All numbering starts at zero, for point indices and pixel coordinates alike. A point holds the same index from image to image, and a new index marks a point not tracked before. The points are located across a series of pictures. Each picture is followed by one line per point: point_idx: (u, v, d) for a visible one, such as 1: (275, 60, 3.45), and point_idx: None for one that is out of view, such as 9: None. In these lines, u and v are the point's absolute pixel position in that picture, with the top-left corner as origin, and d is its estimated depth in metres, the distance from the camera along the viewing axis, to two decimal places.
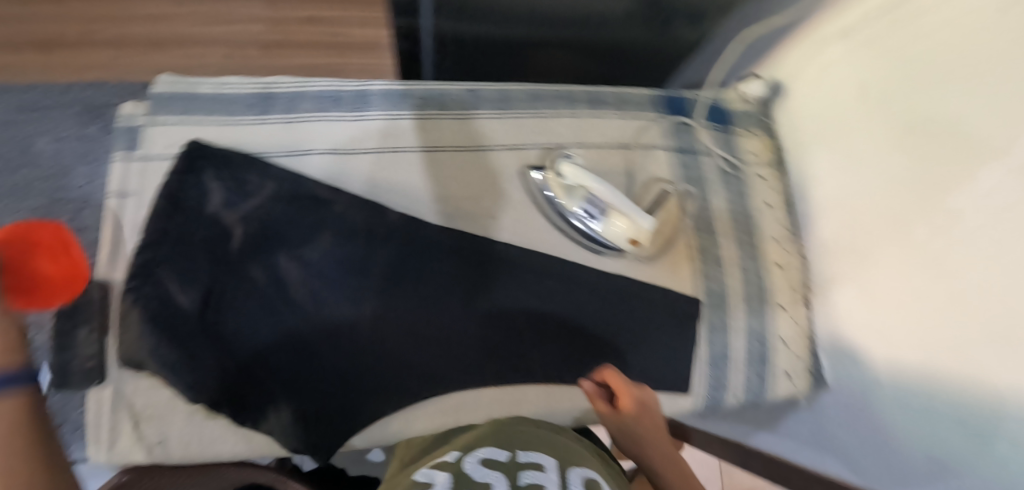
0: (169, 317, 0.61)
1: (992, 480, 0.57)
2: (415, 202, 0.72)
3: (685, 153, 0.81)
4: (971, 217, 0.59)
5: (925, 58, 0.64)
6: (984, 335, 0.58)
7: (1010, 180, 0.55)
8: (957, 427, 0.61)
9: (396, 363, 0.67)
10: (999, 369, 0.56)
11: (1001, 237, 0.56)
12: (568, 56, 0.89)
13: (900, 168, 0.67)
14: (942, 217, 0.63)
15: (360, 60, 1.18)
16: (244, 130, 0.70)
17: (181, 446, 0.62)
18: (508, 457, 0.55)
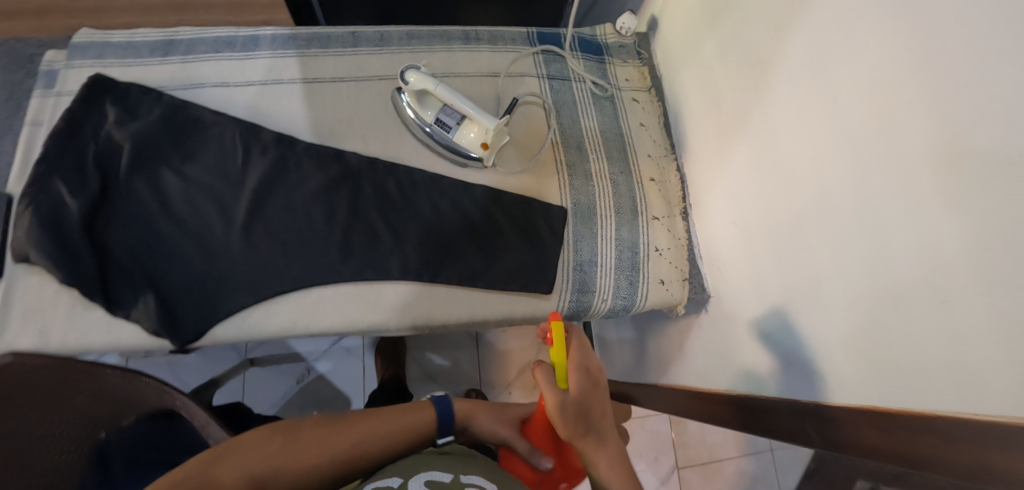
0: (54, 216, 0.67)
1: (840, 349, 0.57)
2: (292, 123, 0.78)
3: (555, 80, 0.86)
4: (789, 100, 0.61)
5: None
6: (813, 210, 0.59)
7: (813, 52, 0.57)
8: (806, 308, 0.61)
9: (260, 262, 0.71)
10: (829, 239, 0.57)
11: (813, 111, 0.58)
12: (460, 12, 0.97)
13: (735, 71, 0.69)
14: (777, 105, 0.63)
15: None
16: (147, 70, 0.79)
17: (60, 334, 0.67)
18: (451, 479, 0.52)
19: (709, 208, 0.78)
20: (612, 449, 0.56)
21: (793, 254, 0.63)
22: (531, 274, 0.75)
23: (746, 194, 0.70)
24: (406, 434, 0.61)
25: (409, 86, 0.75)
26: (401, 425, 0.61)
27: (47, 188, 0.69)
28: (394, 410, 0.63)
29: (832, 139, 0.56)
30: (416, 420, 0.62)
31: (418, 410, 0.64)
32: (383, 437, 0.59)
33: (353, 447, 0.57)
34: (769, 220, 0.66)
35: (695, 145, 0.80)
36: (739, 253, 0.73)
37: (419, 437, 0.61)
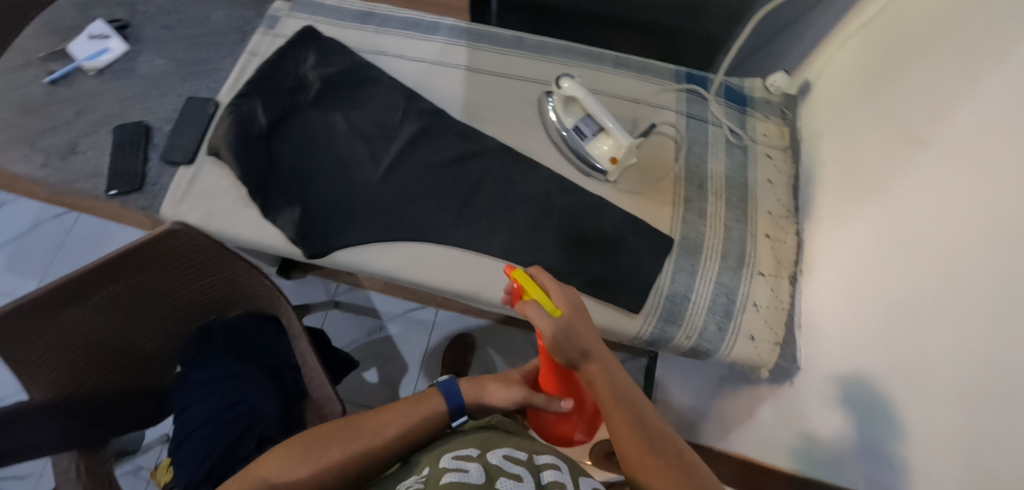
0: (247, 127, 0.81)
1: (927, 442, 0.54)
2: (448, 99, 0.88)
3: (693, 119, 0.88)
4: (933, 176, 0.60)
5: (911, 40, 0.67)
6: (936, 292, 0.56)
7: (972, 135, 0.56)
8: (904, 391, 0.58)
9: (388, 207, 0.79)
10: (951, 326, 0.54)
11: (959, 191, 0.56)
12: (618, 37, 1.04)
13: (884, 141, 0.68)
14: (919, 180, 0.61)
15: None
16: (345, 30, 0.93)
17: (220, 221, 0.78)
18: (527, 457, 0.61)
19: (820, 277, 0.76)
20: (610, 373, 0.59)
21: (903, 337, 0.59)
22: (622, 288, 0.77)
23: (865, 269, 0.67)
24: (418, 422, 0.67)
25: (561, 90, 0.81)
26: (411, 414, 0.68)
27: (248, 103, 0.82)
28: (407, 402, 0.69)
29: (973, 222, 0.54)
30: (418, 412, 0.68)
31: (426, 401, 0.70)
32: (397, 429, 0.66)
33: (366, 444, 0.65)
34: (884, 294, 0.64)
35: (823, 212, 0.78)
36: (841, 328, 0.69)
37: (432, 425, 0.68)
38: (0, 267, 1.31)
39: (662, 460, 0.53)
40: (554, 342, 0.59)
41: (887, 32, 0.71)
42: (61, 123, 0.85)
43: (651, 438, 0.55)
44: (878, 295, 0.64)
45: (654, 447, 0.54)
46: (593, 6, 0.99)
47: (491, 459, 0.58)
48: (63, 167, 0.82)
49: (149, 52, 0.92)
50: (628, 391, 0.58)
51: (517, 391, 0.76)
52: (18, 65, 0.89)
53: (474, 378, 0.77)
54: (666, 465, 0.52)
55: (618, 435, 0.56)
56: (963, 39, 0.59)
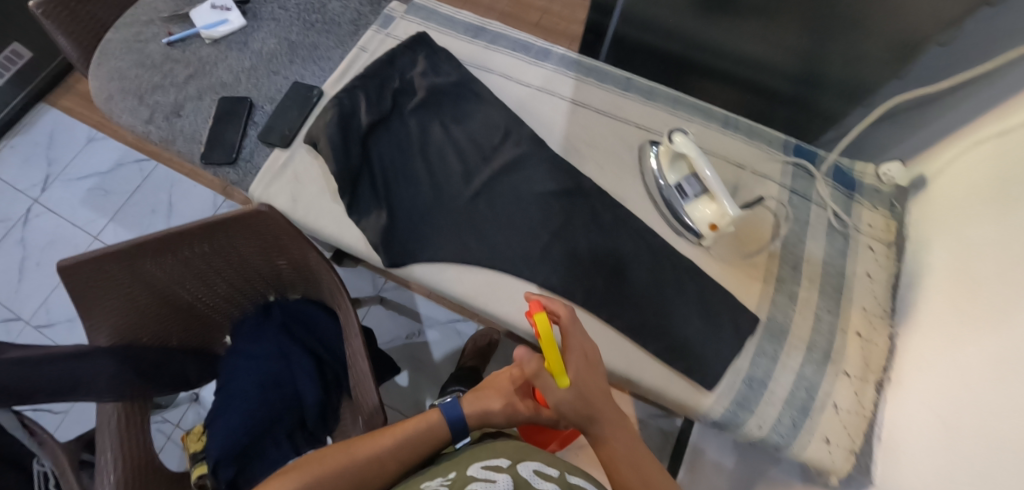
0: (348, 125, 0.82)
1: None
2: (548, 130, 0.86)
3: (796, 194, 0.84)
4: None
5: None
6: None
7: None
8: None
9: (471, 229, 0.78)
10: None
11: None
12: (714, 86, 1.01)
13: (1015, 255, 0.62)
14: None
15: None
16: (455, 41, 0.93)
17: (303, 210, 0.81)
18: (559, 475, 0.59)
19: (916, 391, 0.70)
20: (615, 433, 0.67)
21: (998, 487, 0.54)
22: (698, 361, 0.73)
23: (975, 400, 0.61)
24: (419, 446, 0.69)
25: (671, 145, 0.77)
26: (414, 439, 0.69)
27: (352, 100, 0.85)
28: (410, 429, 0.69)
29: None
30: (421, 433, 0.69)
31: (426, 426, 0.70)
32: (396, 453, 0.67)
33: (366, 462, 0.65)
34: (993, 422, 0.57)
35: (926, 322, 0.73)
36: (933, 457, 0.63)
37: (431, 446, 0.70)
38: (76, 200, 1.36)
39: None
40: (558, 400, 0.65)
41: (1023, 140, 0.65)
42: (170, 83, 0.90)
43: None
44: (986, 423, 0.58)
45: None
46: (703, 61, 0.96)
47: (521, 472, 0.58)
48: (165, 126, 0.87)
49: (263, 29, 0.95)
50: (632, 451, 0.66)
51: (522, 414, 0.75)
52: (145, 23, 0.94)
53: (473, 394, 0.75)
54: None
55: None
56: None
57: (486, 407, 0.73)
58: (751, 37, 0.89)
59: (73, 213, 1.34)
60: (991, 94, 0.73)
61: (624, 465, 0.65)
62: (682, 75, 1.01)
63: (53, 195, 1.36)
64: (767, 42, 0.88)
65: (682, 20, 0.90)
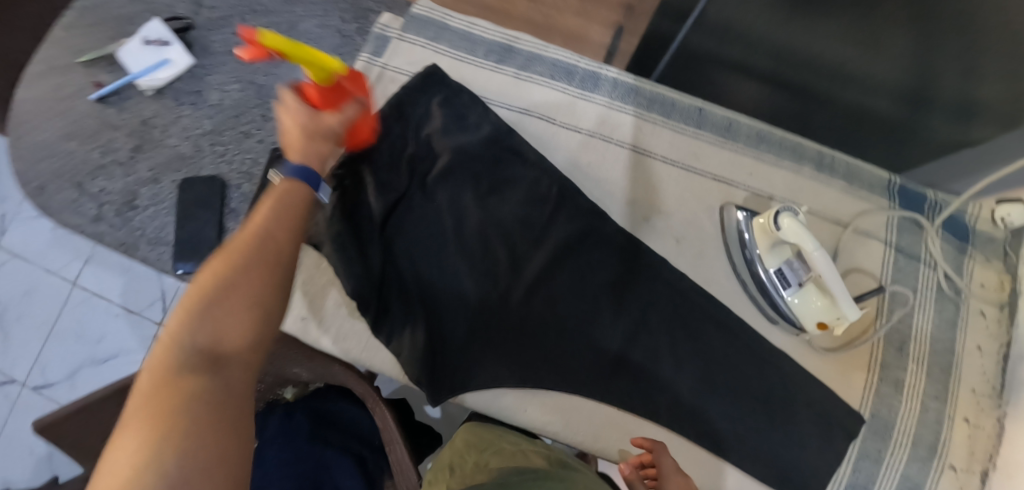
0: (360, 215, 0.65)
1: None
2: (607, 194, 0.69)
3: (903, 254, 0.71)
4: None
5: None
6: None
7: None
8: None
9: (531, 339, 0.66)
10: None
11: None
12: (783, 97, 0.81)
13: None
14: None
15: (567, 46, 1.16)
16: (476, 72, 0.72)
17: (322, 329, 0.66)
18: None
19: None
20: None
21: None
22: (800, 479, 0.64)
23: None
24: (294, 218, 0.48)
25: (777, 229, 0.61)
26: (282, 208, 0.48)
27: (357, 179, 0.66)
28: (272, 205, 0.48)
29: None
30: (292, 204, 0.49)
31: (283, 195, 0.49)
32: (282, 224, 0.47)
33: (261, 258, 0.44)
34: None
35: None
36: None
37: (312, 212, 0.50)
38: (43, 240, 1.17)
39: None
40: None
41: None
42: (113, 160, 0.72)
43: None
44: None
45: None
46: (786, 71, 0.76)
47: None
48: (120, 224, 0.70)
49: (218, 72, 0.76)
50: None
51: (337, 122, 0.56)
52: (66, 70, 0.73)
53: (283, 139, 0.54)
54: None
55: None
56: None
57: (295, 147, 0.53)
58: (850, 55, 0.68)
59: (42, 256, 1.16)
60: None
61: None
62: (750, 81, 0.81)
63: (16, 236, 1.17)
64: (878, 53, 0.66)
65: (771, 30, 0.70)
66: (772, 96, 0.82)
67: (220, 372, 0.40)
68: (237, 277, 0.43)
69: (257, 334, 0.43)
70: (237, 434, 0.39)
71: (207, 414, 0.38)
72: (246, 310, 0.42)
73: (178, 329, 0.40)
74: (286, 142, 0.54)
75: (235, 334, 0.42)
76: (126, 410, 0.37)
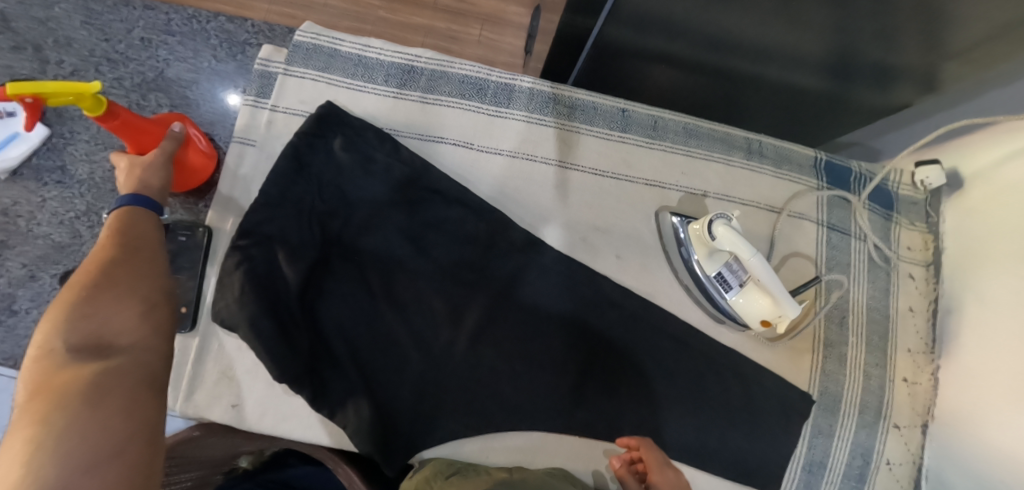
0: (272, 286, 0.59)
1: None
2: (538, 217, 0.66)
3: (835, 231, 0.72)
4: None
5: None
6: None
7: None
8: None
9: (478, 384, 0.62)
10: None
11: None
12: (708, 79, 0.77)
13: None
14: None
15: (484, 33, 1.02)
16: (379, 102, 0.66)
17: (255, 414, 0.61)
18: None
19: (968, 441, 0.66)
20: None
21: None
22: (761, 469, 0.65)
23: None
24: (141, 225, 0.53)
25: (713, 239, 0.60)
26: (122, 222, 0.52)
27: (264, 245, 0.60)
28: (109, 227, 0.51)
29: None
30: (128, 220, 0.52)
31: (119, 219, 0.52)
32: (124, 231, 0.51)
33: (133, 262, 0.49)
34: None
35: (979, 362, 0.66)
36: None
37: (160, 230, 0.54)
38: None
39: None
40: None
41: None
42: None
43: None
44: None
45: None
46: (710, 55, 0.71)
47: None
48: None
49: None
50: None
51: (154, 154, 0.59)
52: None
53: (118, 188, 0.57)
54: None
55: None
56: None
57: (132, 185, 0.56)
58: (782, 31, 0.64)
59: None
60: None
61: None
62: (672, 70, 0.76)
63: None
64: (800, 28, 0.63)
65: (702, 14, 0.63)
66: (696, 80, 0.78)
67: (107, 357, 0.43)
68: (104, 287, 0.46)
69: (144, 328, 0.46)
70: (136, 401, 0.42)
71: (105, 379, 0.41)
72: (123, 308, 0.46)
73: (50, 337, 0.43)
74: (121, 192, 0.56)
75: (118, 332, 0.45)
76: (14, 412, 0.39)
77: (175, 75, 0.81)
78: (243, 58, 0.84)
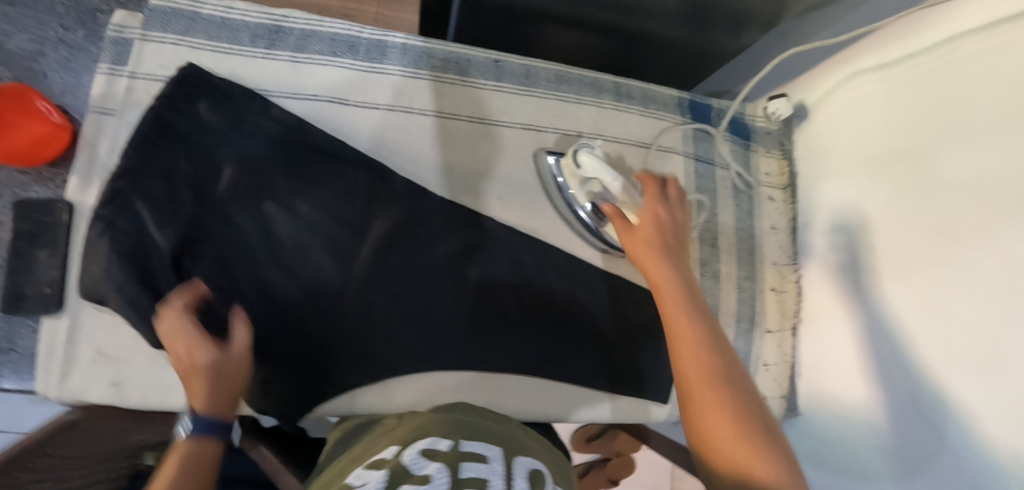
0: (142, 253, 0.58)
1: None
2: (419, 167, 0.68)
3: (700, 162, 0.79)
4: (953, 275, 0.58)
5: (935, 108, 0.63)
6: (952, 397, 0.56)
7: (1001, 245, 0.53)
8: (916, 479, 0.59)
9: (372, 331, 0.65)
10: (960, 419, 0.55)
11: (981, 295, 0.55)
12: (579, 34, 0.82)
13: (909, 209, 0.64)
14: (943, 265, 0.59)
15: (381, 9, 1.00)
16: (248, 63, 0.66)
17: (141, 390, 0.59)
18: (449, 446, 0.45)
19: (824, 333, 0.75)
20: (733, 412, 0.47)
21: (938, 439, 0.57)
22: (648, 379, 0.72)
23: (908, 360, 0.62)
24: (223, 383, 0.54)
25: (580, 167, 0.66)
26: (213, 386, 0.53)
27: (131, 214, 0.58)
28: (196, 358, 0.54)
29: (990, 338, 0.53)
30: (228, 364, 0.55)
31: (205, 399, 0.53)
32: (212, 385, 0.53)
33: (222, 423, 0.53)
34: (890, 368, 0.63)
35: (828, 264, 0.75)
36: (857, 403, 0.68)
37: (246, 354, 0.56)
38: None
39: (730, 411, 0.47)
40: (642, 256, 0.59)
41: (924, 86, 0.65)
42: None
43: (736, 400, 0.48)
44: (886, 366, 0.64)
45: (734, 413, 0.47)
46: (574, 8, 0.76)
47: (403, 457, 0.43)
48: None
49: None
50: (769, 459, 0.44)
51: None
52: None
53: None
54: (732, 416, 0.47)
55: (707, 421, 0.47)
56: (988, 131, 0.56)
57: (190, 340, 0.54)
58: None
59: None
60: (881, 35, 0.70)
61: (708, 338, 0.51)
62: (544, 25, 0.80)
63: None
64: None
65: None
66: (568, 33, 0.82)
67: None
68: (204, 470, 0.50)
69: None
70: None
71: None
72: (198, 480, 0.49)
73: None
74: (170, 361, 0.55)
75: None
76: None
77: (17, 47, 0.74)
78: (97, 28, 0.78)
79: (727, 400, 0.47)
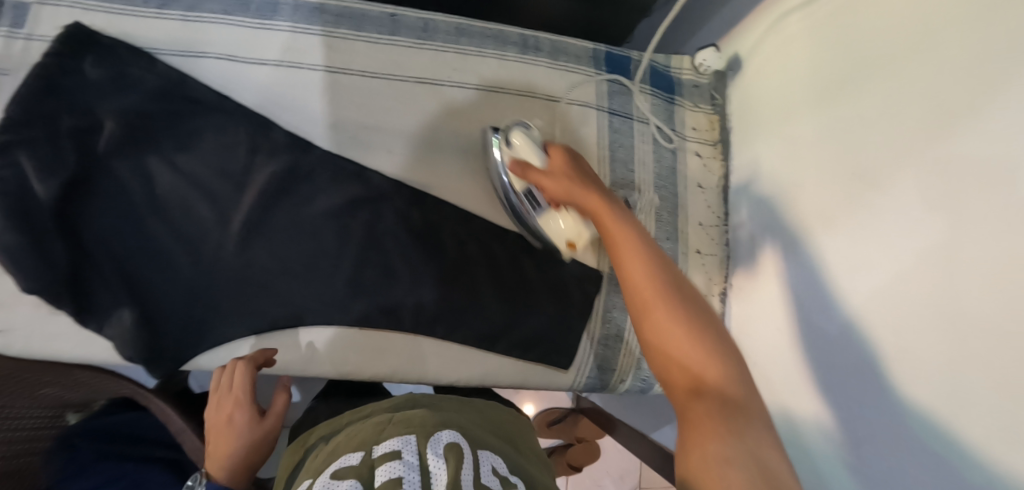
0: (23, 206, 0.59)
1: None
2: (308, 122, 0.67)
3: (616, 117, 0.75)
4: (878, 229, 0.52)
5: (858, 43, 0.56)
6: (876, 366, 0.50)
7: (933, 196, 0.47)
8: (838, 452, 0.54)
9: (253, 283, 0.64)
10: (885, 392, 0.49)
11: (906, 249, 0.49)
12: None
13: (834, 157, 0.58)
14: (868, 219, 0.53)
15: None
16: (139, 23, 0.66)
17: (24, 338, 0.61)
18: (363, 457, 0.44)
19: (753, 296, 0.69)
20: (695, 337, 0.47)
21: (856, 403, 0.52)
22: (549, 342, 0.69)
23: (827, 318, 0.56)
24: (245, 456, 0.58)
25: (511, 146, 0.64)
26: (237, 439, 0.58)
27: (14, 166, 0.60)
28: (238, 388, 0.59)
29: (920, 299, 0.47)
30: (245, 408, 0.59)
31: (237, 422, 0.59)
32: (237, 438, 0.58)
33: (250, 451, 0.58)
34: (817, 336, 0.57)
35: (754, 224, 0.70)
36: (779, 368, 0.62)
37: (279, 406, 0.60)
38: None
39: (695, 328, 0.48)
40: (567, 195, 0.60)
41: (840, 21, 0.58)
42: None
43: (694, 311, 0.49)
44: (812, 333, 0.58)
45: (698, 330, 0.48)
46: None
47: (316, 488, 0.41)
48: None
49: None
50: (731, 379, 0.45)
51: None
52: None
53: None
54: (698, 338, 0.47)
55: (672, 346, 0.47)
56: (918, 66, 0.50)
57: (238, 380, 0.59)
58: None
59: None
60: None
61: (651, 261, 0.52)
62: None
63: None
64: None
65: None
66: None
67: None
68: None
69: None
70: None
71: None
72: None
73: None
74: (212, 414, 0.60)
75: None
76: None
77: None
78: None
79: (692, 317, 0.48)
